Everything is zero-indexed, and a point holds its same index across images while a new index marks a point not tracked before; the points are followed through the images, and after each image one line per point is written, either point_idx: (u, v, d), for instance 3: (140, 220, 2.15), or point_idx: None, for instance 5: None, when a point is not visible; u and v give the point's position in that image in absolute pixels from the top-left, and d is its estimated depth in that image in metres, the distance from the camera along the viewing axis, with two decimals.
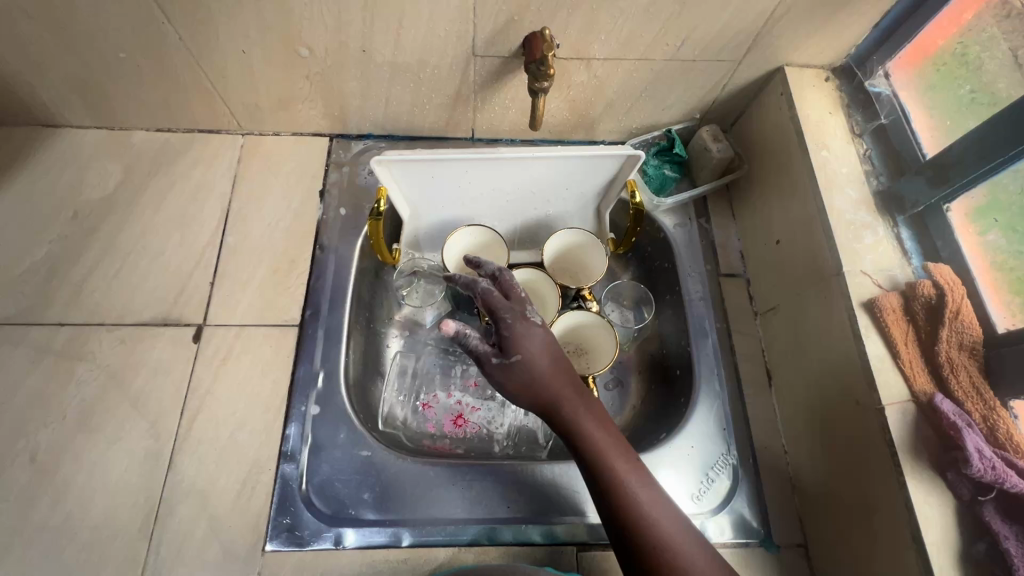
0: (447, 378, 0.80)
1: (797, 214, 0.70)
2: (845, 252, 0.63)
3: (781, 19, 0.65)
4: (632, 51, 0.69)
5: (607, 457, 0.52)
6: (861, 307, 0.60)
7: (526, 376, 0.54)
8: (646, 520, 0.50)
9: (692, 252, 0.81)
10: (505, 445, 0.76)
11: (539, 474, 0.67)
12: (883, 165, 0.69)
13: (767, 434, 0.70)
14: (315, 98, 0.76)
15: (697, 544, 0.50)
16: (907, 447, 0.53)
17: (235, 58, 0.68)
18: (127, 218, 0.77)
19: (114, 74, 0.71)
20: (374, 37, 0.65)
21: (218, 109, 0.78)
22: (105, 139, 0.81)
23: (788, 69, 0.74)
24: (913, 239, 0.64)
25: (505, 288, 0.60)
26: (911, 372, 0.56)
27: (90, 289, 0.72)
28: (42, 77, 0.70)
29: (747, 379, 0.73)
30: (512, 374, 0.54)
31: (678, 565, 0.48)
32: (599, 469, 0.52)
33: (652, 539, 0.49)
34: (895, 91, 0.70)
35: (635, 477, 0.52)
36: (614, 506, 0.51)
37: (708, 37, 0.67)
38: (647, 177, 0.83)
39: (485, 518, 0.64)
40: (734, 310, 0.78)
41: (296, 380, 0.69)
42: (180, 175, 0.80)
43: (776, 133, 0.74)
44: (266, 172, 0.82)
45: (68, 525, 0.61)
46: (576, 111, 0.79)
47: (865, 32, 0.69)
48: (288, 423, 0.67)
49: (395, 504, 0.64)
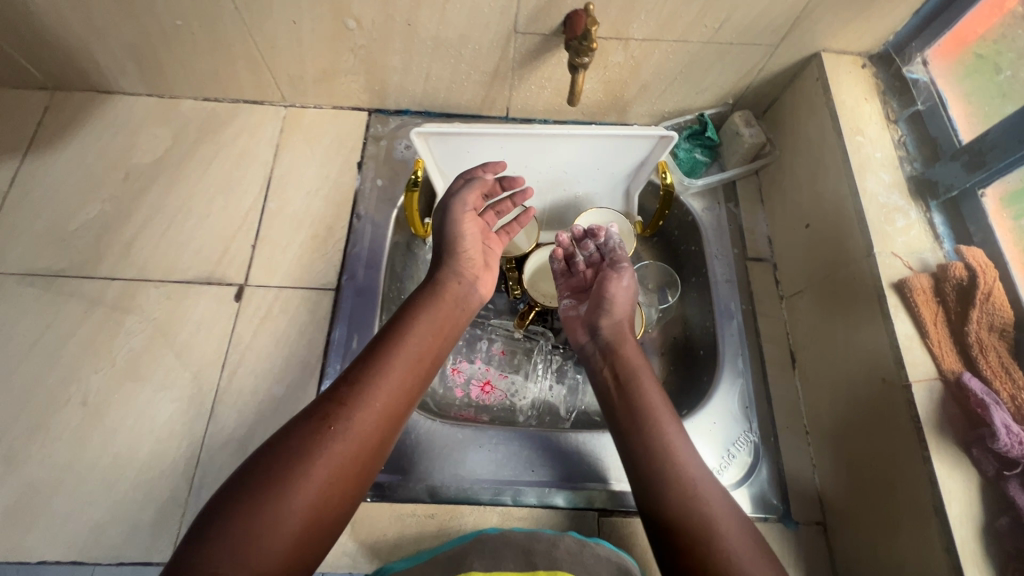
0: (473, 350, 0.83)
1: (829, 198, 0.70)
2: (877, 233, 0.63)
3: (821, 4, 0.66)
4: (669, 32, 0.70)
5: (656, 411, 0.60)
6: (890, 287, 0.60)
7: (625, 315, 0.70)
8: (676, 479, 0.55)
9: (720, 235, 0.82)
10: (529, 415, 0.79)
11: (564, 442, 0.69)
12: (918, 151, 0.69)
13: (788, 414, 0.71)
14: (357, 71, 0.79)
15: (728, 509, 0.53)
16: (933, 423, 0.54)
17: (286, 29, 0.71)
18: (175, 181, 0.80)
19: (170, 43, 0.74)
20: (421, 12, 0.68)
21: (264, 81, 0.81)
22: (156, 106, 0.84)
23: (825, 55, 0.74)
24: (945, 224, 0.64)
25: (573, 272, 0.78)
26: (939, 351, 0.56)
27: (139, 246, 0.76)
28: (103, 43, 0.74)
29: (771, 359, 0.74)
30: (614, 304, 0.70)
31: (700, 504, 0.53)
32: (644, 417, 0.59)
33: (677, 497, 0.54)
34: (933, 78, 0.70)
35: (672, 431, 0.58)
36: (649, 458, 0.56)
37: (746, 20, 0.68)
38: (678, 160, 0.84)
39: (509, 480, 0.67)
40: (759, 293, 0.79)
41: (331, 341, 0.72)
42: (225, 143, 0.83)
43: (809, 119, 0.75)
44: (308, 143, 0.84)
45: (114, 464, 0.64)
46: (610, 92, 0.81)
47: (905, 18, 0.69)
48: (323, 381, 0.70)
49: (423, 462, 0.67)
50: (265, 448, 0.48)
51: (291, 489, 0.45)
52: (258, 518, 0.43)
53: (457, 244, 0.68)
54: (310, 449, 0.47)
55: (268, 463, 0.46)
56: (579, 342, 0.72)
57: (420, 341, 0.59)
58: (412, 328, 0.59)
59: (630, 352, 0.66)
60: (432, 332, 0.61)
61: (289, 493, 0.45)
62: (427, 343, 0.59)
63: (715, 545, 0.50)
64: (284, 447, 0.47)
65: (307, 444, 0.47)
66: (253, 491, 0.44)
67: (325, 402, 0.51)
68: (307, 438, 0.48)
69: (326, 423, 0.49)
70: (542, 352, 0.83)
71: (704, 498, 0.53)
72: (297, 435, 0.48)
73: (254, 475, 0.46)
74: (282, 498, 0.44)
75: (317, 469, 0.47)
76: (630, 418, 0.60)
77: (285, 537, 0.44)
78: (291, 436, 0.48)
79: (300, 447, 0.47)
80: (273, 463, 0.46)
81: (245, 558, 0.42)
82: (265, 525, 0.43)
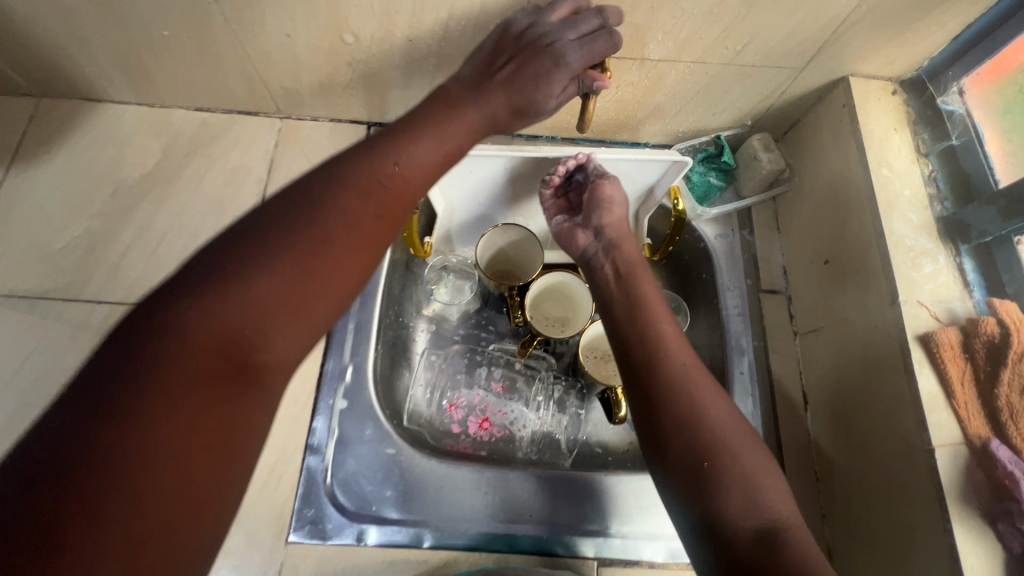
0: (472, 378, 0.80)
1: (851, 235, 0.67)
2: (903, 280, 0.59)
3: (854, 27, 0.61)
4: (687, 53, 0.65)
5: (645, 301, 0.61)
6: (915, 340, 0.57)
7: (622, 216, 0.70)
8: (669, 372, 0.54)
9: (733, 264, 0.78)
10: (529, 450, 0.76)
11: (564, 484, 0.67)
12: (949, 188, 0.65)
13: (798, 459, 0.68)
14: (356, 85, 0.74)
15: (720, 401, 0.53)
16: (956, 493, 0.51)
17: (279, 42, 0.66)
18: (165, 198, 0.77)
19: (157, 53, 0.69)
20: (422, 27, 0.63)
21: (258, 92, 0.77)
22: (145, 116, 0.80)
23: (853, 79, 0.69)
24: (977, 270, 0.60)
25: (559, 205, 0.75)
26: (965, 413, 0.53)
27: (127, 267, 0.73)
28: (88, 52, 0.69)
29: (782, 400, 0.71)
30: (611, 204, 0.69)
31: (688, 390, 0.53)
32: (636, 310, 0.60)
33: (663, 386, 0.53)
34: (969, 111, 0.66)
35: (665, 320, 0.59)
36: (642, 348, 0.57)
37: (770, 43, 0.63)
38: (691, 184, 0.80)
39: (505, 521, 0.65)
40: (772, 328, 0.75)
41: (324, 374, 0.70)
42: (218, 158, 0.80)
43: (834, 148, 0.71)
44: (304, 158, 0.81)
45: None
46: (622, 112, 0.76)
47: (943, 43, 0.64)
48: (315, 416, 0.68)
49: (418, 504, 0.64)
50: (259, 213, 0.39)
51: (294, 267, 0.37)
52: (245, 289, 0.35)
53: (523, 96, 0.54)
54: (319, 219, 0.39)
55: (261, 229, 0.38)
56: (579, 246, 0.71)
57: (458, 143, 0.50)
58: (448, 121, 0.49)
59: (631, 251, 0.67)
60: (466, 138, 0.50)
61: (291, 271, 0.36)
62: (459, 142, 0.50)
63: (701, 431, 0.50)
64: (282, 212, 0.39)
65: (316, 208, 0.39)
66: (239, 256, 0.36)
67: (340, 168, 0.42)
68: (315, 203, 0.40)
69: (352, 201, 0.41)
70: (543, 381, 0.81)
71: (700, 391, 0.53)
72: (301, 199, 0.40)
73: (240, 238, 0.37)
74: (276, 268, 0.36)
75: (323, 242, 0.38)
76: (625, 312, 0.60)
77: (290, 317, 0.37)
78: (292, 199, 0.40)
79: (304, 215, 0.39)
80: (270, 231, 0.37)
81: (226, 331, 0.34)
82: (253, 298, 0.35)
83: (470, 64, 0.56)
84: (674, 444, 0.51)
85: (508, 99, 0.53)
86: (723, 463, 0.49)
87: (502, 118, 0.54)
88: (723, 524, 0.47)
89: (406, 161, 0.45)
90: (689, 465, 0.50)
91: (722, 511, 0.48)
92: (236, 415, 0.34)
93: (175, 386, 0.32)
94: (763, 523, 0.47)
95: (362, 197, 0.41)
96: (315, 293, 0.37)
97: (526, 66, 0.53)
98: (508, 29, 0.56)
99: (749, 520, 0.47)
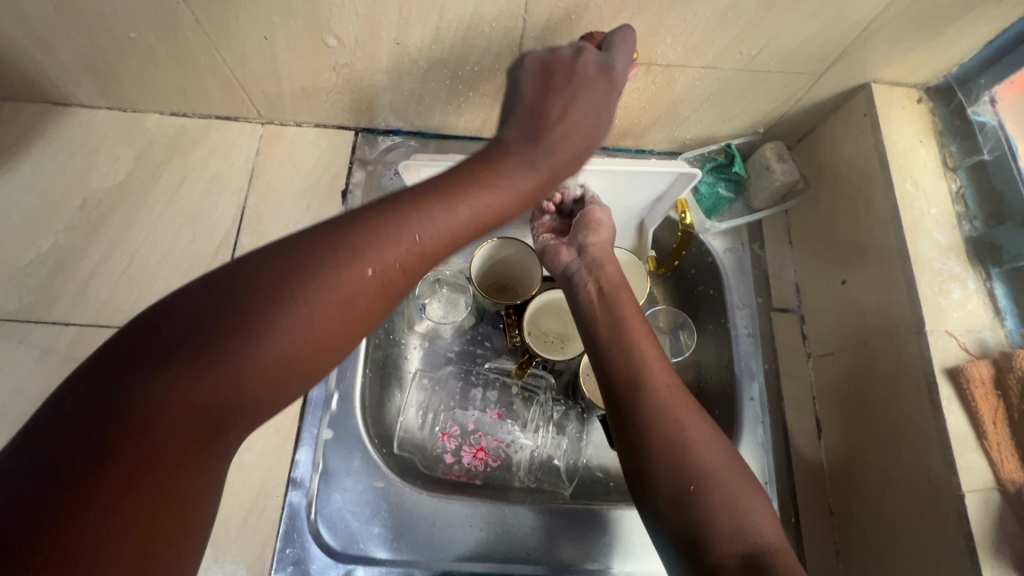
0: (466, 400, 0.75)
1: (871, 254, 0.62)
2: (930, 308, 0.55)
3: (880, 31, 0.56)
4: (698, 58, 0.60)
5: (626, 321, 0.55)
6: (943, 374, 0.53)
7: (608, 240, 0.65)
8: (652, 393, 0.49)
9: (742, 280, 0.74)
10: (526, 478, 0.72)
11: (565, 520, 0.63)
12: (978, 206, 0.61)
13: (812, 491, 0.64)
14: (341, 90, 0.69)
15: (700, 420, 0.49)
16: (988, 542, 0.48)
17: (258, 45, 0.61)
18: (138, 210, 0.72)
19: (126, 57, 0.64)
20: (410, 30, 0.58)
21: (236, 96, 0.72)
22: (116, 121, 0.75)
23: (875, 86, 0.65)
24: (1008, 296, 0.57)
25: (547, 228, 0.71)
26: (998, 456, 0.49)
27: (97, 286, 0.68)
28: (50, 55, 0.64)
29: (795, 428, 0.67)
30: (599, 226, 0.65)
31: (671, 416, 0.48)
32: (618, 330, 0.54)
33: (648, 406, 0.49)
34: (1003, 121, 0.61)
35: (645, 338, 0.54)
36: (622, 366, 0.51)
37: (789, 48, 0.58)
38: (698, 196, 0.76)
39: (493, 556, 0.61)
40: (784, 350, 0.71)
41: (307, 403, 0.65)
42: (195, 166, 0.75)
43: (854, 159, 0.66)
44: (287, 167, 0.76)
45: None
46: (626, 119, 0.71)
47: (975, 48, 0.60)
48: (298, 448, 0.63)
49: (408, 543, 0.61)
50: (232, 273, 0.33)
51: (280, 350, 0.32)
52: (225, 362, 0.31)
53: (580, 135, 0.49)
54: (314, 294, 0.33)
55: (242, 291, 0.32)
56: (563, 262, 0.65)
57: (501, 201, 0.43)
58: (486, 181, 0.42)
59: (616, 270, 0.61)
60: (513, 200, 0.44)
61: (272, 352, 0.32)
62: (499, 202, 0.43)
63: (685, 456, 0.46)
64: (271, 277, 0.33)
65: (314, 280, 0.33)
66: (223, 328, 0.31)
67: (354, 228, 0.36)
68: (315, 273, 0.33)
69: (351, 271, 0.34)
70: (542, 404, 0.76)
71: (684, 418, 0.48)
72: (298, 258, 0.34)
73: (228, 283, 0.33)
74: (258, 342, 0.31)
75: (315, 321, 0.33)
76: (607, 329, 0.55)
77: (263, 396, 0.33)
78: (291, 256, 0.34)
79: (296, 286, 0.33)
80: (251, 303, 0.32)
81: (199, 400, 0.31)
82: (233, 381, 0.31)
83: (506, 112, 0.51)
84: (657, 465, 0.47)
85: (564, 144, 0.48)
86: (711, 486, 0.45)
87: (562, 167, 0.48)
88: (707, 553, 0.43)
89: (428, 232, 0.38)
90: (674, 489, 0.46)
91: (705, 536, 0.44)
92: (201, 474, 0.33)
93: (141, 455, 0.29)
94: (752, 547, 0.43)
95: (371, 271, 0.35)
96: (297, 374, 0.33)
97: (576, 99, 0.50)
98: (542, 66, 0.52)
99: (736, 545, 0.43)
